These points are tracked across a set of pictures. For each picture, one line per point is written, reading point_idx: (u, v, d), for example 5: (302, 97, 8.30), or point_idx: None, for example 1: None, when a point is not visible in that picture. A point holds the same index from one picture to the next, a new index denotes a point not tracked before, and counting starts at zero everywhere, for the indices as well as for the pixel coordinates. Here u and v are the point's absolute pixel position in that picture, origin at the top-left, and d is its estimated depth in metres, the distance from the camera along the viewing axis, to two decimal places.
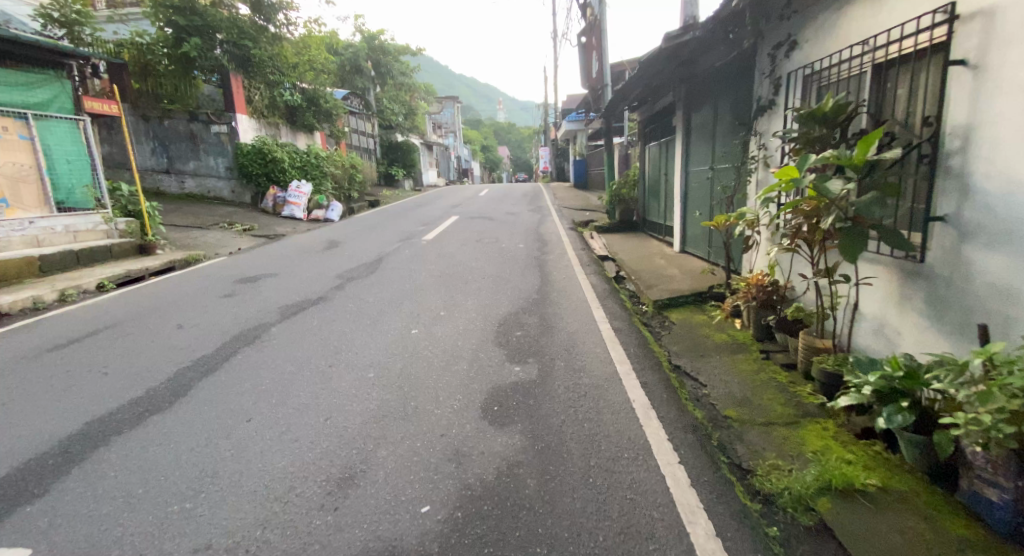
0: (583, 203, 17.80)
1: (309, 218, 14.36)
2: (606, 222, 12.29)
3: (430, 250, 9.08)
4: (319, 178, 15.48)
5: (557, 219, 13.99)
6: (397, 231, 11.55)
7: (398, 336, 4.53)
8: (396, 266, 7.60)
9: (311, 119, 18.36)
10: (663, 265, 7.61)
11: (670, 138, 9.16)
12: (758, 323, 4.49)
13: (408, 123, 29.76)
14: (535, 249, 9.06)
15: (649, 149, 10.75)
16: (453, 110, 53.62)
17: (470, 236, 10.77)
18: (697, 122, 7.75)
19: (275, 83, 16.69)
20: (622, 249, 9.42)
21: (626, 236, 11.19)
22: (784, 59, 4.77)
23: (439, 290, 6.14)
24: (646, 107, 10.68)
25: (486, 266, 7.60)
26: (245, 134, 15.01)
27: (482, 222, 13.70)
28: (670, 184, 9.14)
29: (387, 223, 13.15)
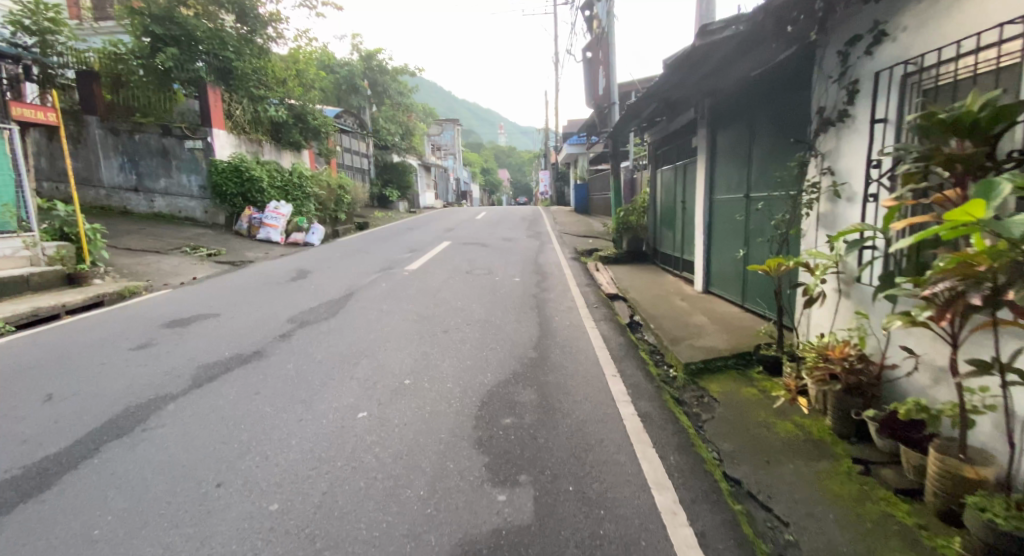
0: (586, 229, 16.62)
1: (287, 241, 13.15)
2: (612, 252, 11.06)
3: (412, 283, 7.83)
4: (300, 199, 14.24)
5: (558, 247, 12.76)
6: (379, 260, 10.29)
7: (340, 420, 3.28)
8: (366, 305, 6.35)
9: (297, 136, 17.13)
10: (685, 309, 6.35)
11: (689, 161, 8.00)
12: (843, 414, 3.23)
13: (405, 143, 28.83)
14: (533, 285, 7.80)
15: (662, 173, 9.60)
16: (453, 132, 53.12)
17: (461, 266, 9.54)
18: (725, 142, 6.59)
19: (258, 97, 15.41)
20: (633, 286, 8.17)
21: (635, 269, 9.95)
22: (864, 56, 3.61)
23: (411, 341, 4.90)
24: (658, 126, 9.55)
25: (474, 306, 6.36)
26: (221, 150, 13.68)
27: (476, 249, 12.46)
28: (690, 213, 7.96)
29: (371, 249, 11.91)
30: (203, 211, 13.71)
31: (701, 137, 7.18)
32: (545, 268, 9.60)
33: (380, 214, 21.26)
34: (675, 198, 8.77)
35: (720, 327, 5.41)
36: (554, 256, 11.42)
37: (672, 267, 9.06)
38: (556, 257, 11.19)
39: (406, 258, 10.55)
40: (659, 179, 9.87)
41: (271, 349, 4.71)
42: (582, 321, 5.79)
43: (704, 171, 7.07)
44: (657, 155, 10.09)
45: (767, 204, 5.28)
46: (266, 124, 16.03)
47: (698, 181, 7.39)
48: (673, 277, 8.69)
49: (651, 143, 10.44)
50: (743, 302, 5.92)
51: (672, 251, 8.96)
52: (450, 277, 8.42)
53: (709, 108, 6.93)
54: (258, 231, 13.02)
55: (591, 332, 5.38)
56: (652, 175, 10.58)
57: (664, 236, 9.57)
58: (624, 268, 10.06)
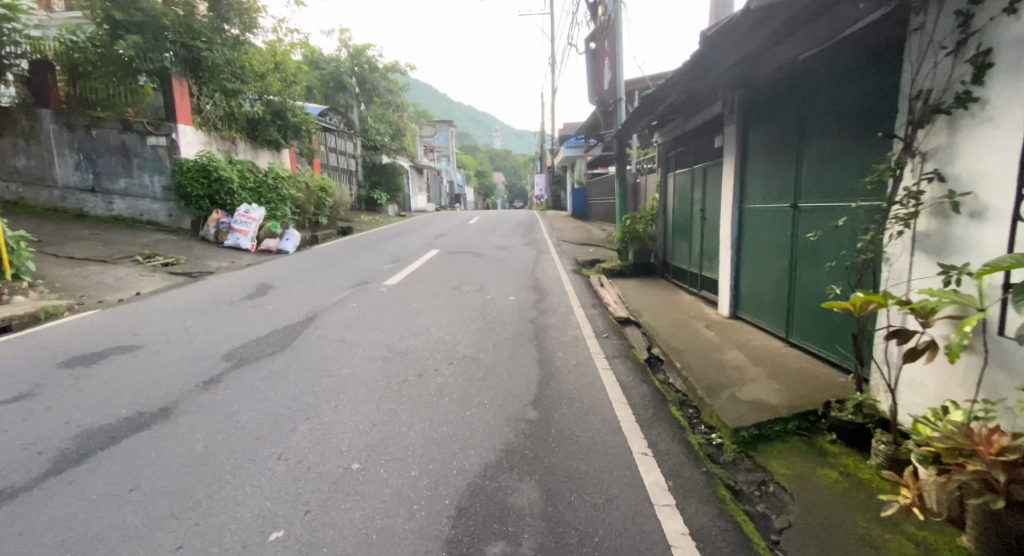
0: (585, 236, 15.52)
1: (258, 248, 11.97)
2: (617, 264, 9.99)
3: (388, 302, 6.69)
4: (275, 203, 12.99)
5: (556, 258, 11.66)
6: (356, 272, 9.13)
7: (240, 549, 2.14)
8: (327, 334, 5.21)
9: (275, 135, 15.81)
10: (714, 341, 5.27)
11: (711, 163, 6.93)
12: (1003, 538, 2.13)
13: (396, 144, 27.61)
14: (529, 305, 6.68)
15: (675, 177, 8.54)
16: (447, 134, 51.94)
17: (448, 279, 8.41)
18: (760, 140, 5.54)
19: (232, 92, 14.13)
20: (645, 307, 7.08)
21: (645, 285, 8.86)
22: (1003, 15, 2.51)
23: (372, 392, 3.77)
24: (671, 124, 8.51)
25: (459, 336, 5.23)
26: (187, 148, 12.43)
27: (466, 259, 11.32)
28: (712, 223, 6.91)
29: (348, 258, 10.75)
30: (167, 214, 12.50)
31: (729, 134, 6.13)
32: (542, 282, 8.50)
33: (366, 219, 20.05)
34: (691, 205, 7.71)
35: (763, 371, 4.32)
36: (552, 267, 10.32)
37: (687, 284, 7.99)
38: (555, 269, 10.09)
39: (388, 270, 9.40)
40: (671, 183, 8.80)
41: (186, 404, 3.57)
42: (593, 358, 4.67)
43: (732, 175, 6.02)
44: (670, 157, 9.03)
45: (828, 216, 4.21)
46: (243, 121, 14.78)
47: (723, 186, 6.33)
48: (689, 295, 7.62)
49: (662, 143, 9.39)
50: (789, 336, 4.85)
51: (688, 266, 7.89)
52: (434, 294, 7.29)
53: (739, 101, 5.87)
54: (227, 236, 11.83)
55: (604, 375, 4.26)
56: (661, 178, 9.51)
57: (677, 247, 8.50)
58: (632, 283, 8.97)
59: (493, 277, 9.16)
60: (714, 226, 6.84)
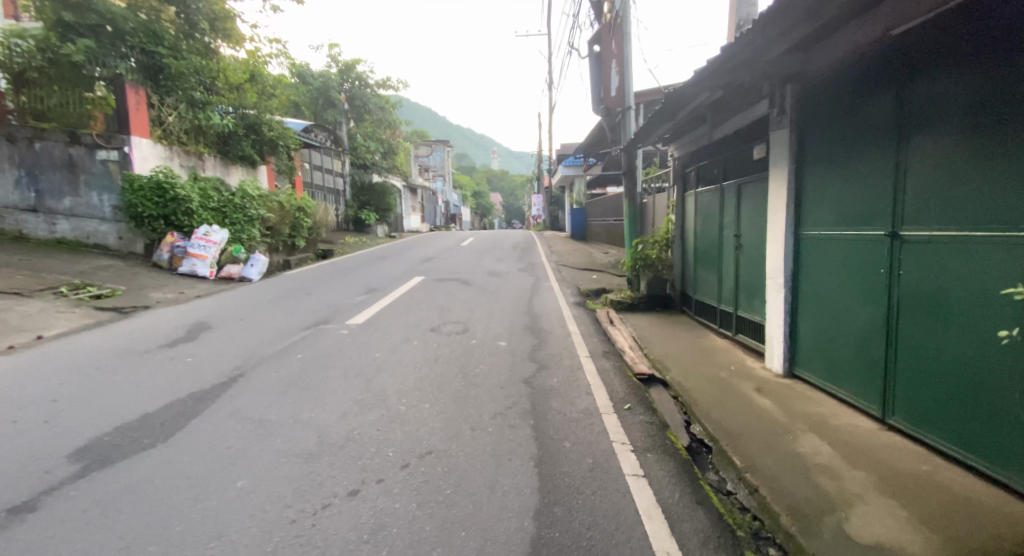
0: (587, 261, 14.17)
1: (217, 276, 10.60)
2: (626, 295, 8.61)
3: (343, 352, 5.26)
4: (240, 225, 11.56)
5: (555, 285, 10.28)
6: (318, 305, 7.75)
7: None
8: (243, 410, 3.78)
9: (248, 150, 14.40)
10: (776, 416, 3.90)
11: (749, 178, 5.59)
12: None
13: (387, 162, 26.42)
14: (523, 353, 5.26)
15: (698, 194, 7.20)
16: (443, 153, 50.98)
17: (426, 314, 7.01)
18: (824, 147, 4.25)
19: (199, 102, 12.98)
20: (669, 356, 5.69)
21: (662, 322, 7.49)
22: None
23: (268, 534, 2.34)
24: (692, 132, 7.20)
25: (426, 410, 3.79)
26: (141, 163, 11.12)
27: (451, 287, 9.95)
28: (751, 252, 5.58)
29: (316, 288, 9.36)
30: (117, 236, 11.07)
31: (775, 141, 4.84)
32: (539, 317, 7.10)
33: (351, 240, 18.65)
34: (721, 229, 6.36)
35: (871, 479, 2.93)
36: (550, 297, 8.91)
37: (716, 324, 6.62)
38: (554, 300, 8.69)
39: (358, 303, 8.00)
40: (693, 201, 7.47)
41: None
42: (615, 451, 3.24)
43: (784, 192, 4.68)
44: (691, 172, 7.71)
45: (963, 252, 2.88)
46: (213, 135, 13.52)
47: (770, 207, 4.99)
48: (720, 339, 6.24)
49: (679, 156, 8.08)
50: (888, 416, 3.48)
51: (715, 302, 6.54)
52: (405, 337, 5.86)
53: (791, 97, 4.55)
54: (180, 263, 10.45)
55: (635, 487, 2.83)
56: (679, 197, 8.18)
57: (700, 277, 7.16)
58: (646, 320, 7.60)
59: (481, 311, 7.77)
60: (754, 255, 5.50)
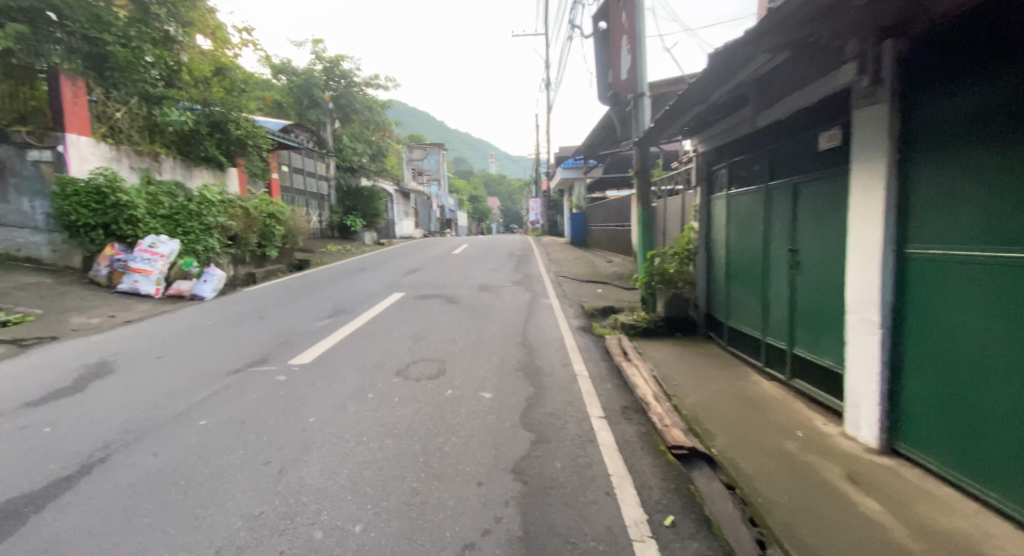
0: (590, 272, 12.78)
1: (165, 293, 9.21)
2: (638, 316, 7.23)
3: (269, 411, 3.87)
4: (195, 236, 10.08)
5: (554, 302, 8.87)
6: (266, 335, 6.33)
7: None
8: (64, 541, 2.39)
9: (213, 151, 12.83)
10: (902, 538, 2.52)
11: (812, 175, 4.18)
12: None
13: (376, 166, 25.00)
14: (513, 413, 3.87)
15: (732, 197, 5.81)
16: (438, 157, 49.60)
17: (395, 348, 5.60)
18: (950, 126, 2.87)
19: (155, 97, 11.61)
20: (707, 410, 4.28)
21: (686, 353, 6.08)
22: None
23: None
24: (723, 121, 5.81)
25: (355, 539, 2.40)
26: (80, 164, 9.73)
27: (434, 305, 8.54)
28: (813, 273, 4.20)
29: (272, 308, 7.98)
30: (51, 248, 9.68)
31: (861, 122, 3.44)
32: (535, 350, 5.69)
33: (333, 248, 17.19)
34: (766, 241, 4.96)
35: None
36: (548, 319, 7.51)
37: (759, 360, 5.22)
38: (554, 323, 7.27)
39: (315, 330, 6.58)
40: (724, 204, 6.06)
41: None
42: None
43: (881, 191, 3.26)
44: (720, 170, 6.31)
45: None
46: (172, 134, 12.12)
47: (851, 214, 3.59)
48: (769, 382, 4.84)
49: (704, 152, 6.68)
50: None
51: (760, 334, 5.13)
52: (360, 385, 4.46)
53: (890, 58, 3.15)
54: (121, 278, 9.06)
55: None
56: (704, 200, 6.78)
57: (735, 299, 5.77)
58: (666, 350, 6.20)
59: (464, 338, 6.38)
60: (821, 278, 4.10)
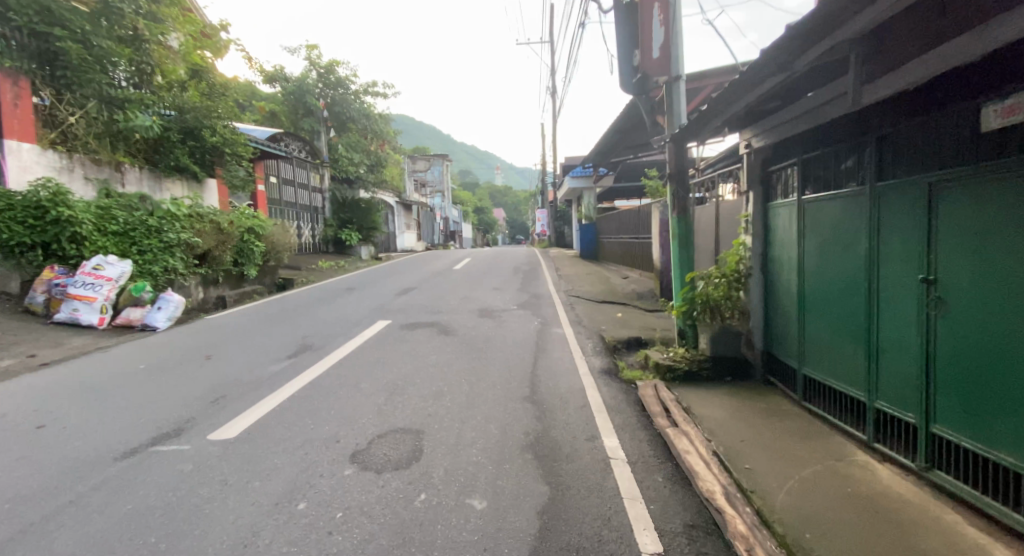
0: (606, 291, 11.35)
1: (112, 323, 7.90)
2: (676, 354, 5.76)
3: (136, 546, 2.46)
4: (154, 255, 8.76)
5: (569, 330, 7.39)
6: (201, 387, 4.90)
7: None
8: None
9: (186, 161, 11.46)
10: None
11: (971, 168, 2.73)
12: None
13: (375, 178, 22.47)
14: (519, 547, 2.44)
15: (808, 205, 4.36)
16: (442, 168, 48.35)
17: (361, 410, 4.16)
18: None
19: (118, 100, 10.33)
20: (813, 526, 2.81)
21: (749, 411, 4.58)
22: None
23: None
24: (795, 105, 4.38)
25: None
26: (19, 174, 8.44)
27: (425, 334, 7.08)
28: (973, 317, 2.74)
29: (227, 344, 6.58)
30: None
31: None
32: (550, 410, 4.23)
33: (325, 264, 15.82)
34: (873, 266, 3.51)
35: None
36: (564, 356, 6.04)
37: (861, 433, 3.73)
38: (571, 362, 5.80)
39: (266, 379, 5.14)
40: (795, 214, 4.61)
41: None
42: None
43: None
44: (787, 171, 4.87)
45: None
46: (139, 141, 10.87)
47: None
48: (890, 473, 3.33)
49: (759, 150, 5.26)
50: None
51: (864, 396, 3.65)
52: (293, 484, 3.03)
53: None
54: (60, 305, 7.72)
55: None
56: (758, 209, 5.33)
57: (814, 341, 4.30)
58: (721, 406, 4.70)
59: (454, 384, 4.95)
60: (992, 327, 2.63)
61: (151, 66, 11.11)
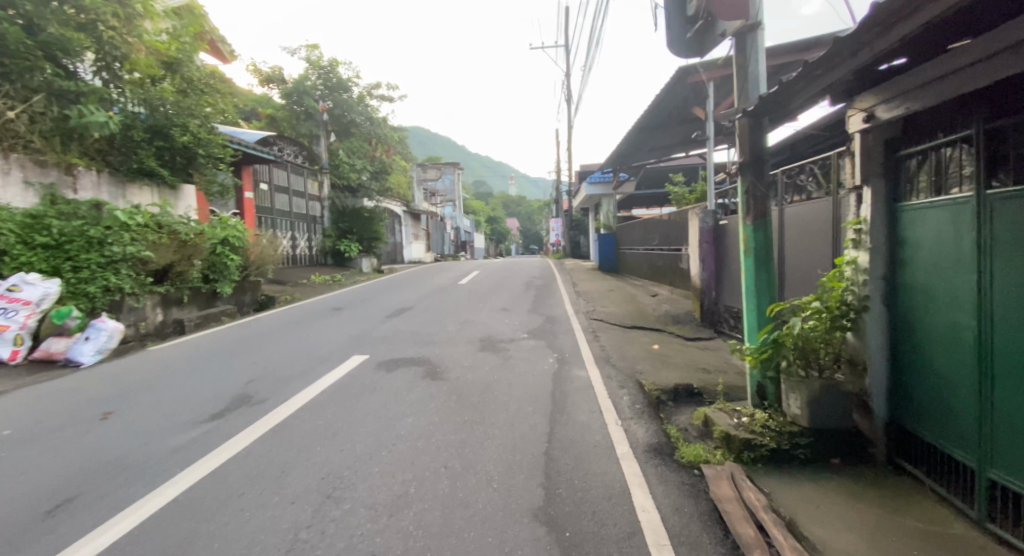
0: (634, 314, 9.58)
1: (30, 356, 6.41)
2: (754, 420, 4.02)
3: None
4: (91, 273, 7.28)
5: (595, 372, 5.62)
6: (50, 481, 3.27)
7: None
8: None
9: (150, 162, 9.99)
10: None
11: None
12: None
13: (380, 186, 20.17)
14: None
15: (1002, 200, 2.65)
16: (454, 176, 46.83)
17: (260, 547, 2.48)
18: None
19: (71, 93, 8.90)
20: None
21: (895, 531, 2.84)
22: None
23: None
24: (978, 38, 2.69)
25: None
26: None
27: (406, 376, 5.38)
28: None
29: (143, 395, 5.00)
30: None
31: None
32: (577, 547, 2.50)
33: (318, 278, 14.25)
34: None
35: None
36: (591, 418, 4.28)
37: None
38: (603, 429, 4.05)
39: (154, 465, 3.49)
40: (965, 216, 2.91)
41: None
42: None
43: None
44: (943, 151, 3.16)
45: None
46: (97, 141, 9.35)
47: None
48: None
49: (881, 124, 3.59)
50: None
51: None
52: None
53: None
54: None
55: None
56: (883, 213, 3.61)
57: (1013, 423, 2.57)
58: (841, 517, 2.97)
59: (430, 472, 3.27)
60: None
61: (122, 59, 9.66)
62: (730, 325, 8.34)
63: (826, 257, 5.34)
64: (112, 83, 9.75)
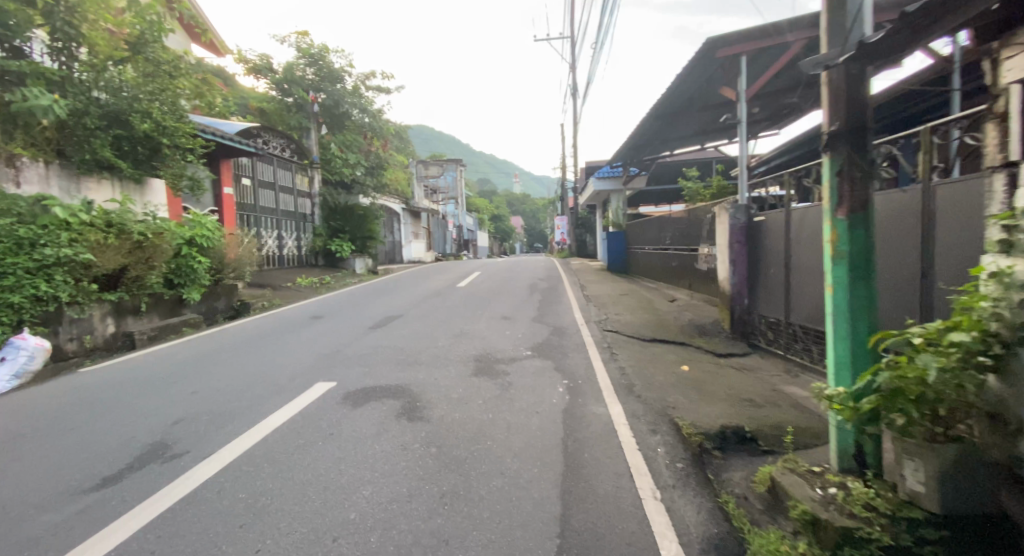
0: (655, 325, 8.39)
1: None
2: (854, 497, 2.86)
3: None
4: (16, 280, 5.99)
5: (617, 407, 4.45)
6: None
7: None
8: None
9: (108, 153, 8.44)
10: None
11: None
12: None
13: (375, 183, 19.08)
14: None
15: None
16: (455, 173, 45.58)
17: None
18: None
19: (12, 73, 7.63)
20: None
21: None
22: None
23: None
24: None
25: None
26: None
27: (377, 414, 4.23)
28: None
29: (33, 440, 3.84)
30: None
31: None
32: None
33: (304, 281, 13.09)
34: None
35: None
36: (620, 487, 3.10)
37: None
38: (640, 508, 2.88)
39: None
40: None
41: None
42: None
43: None
44: None
45: None
46: (48, 128, 8.00)
47: None
48: None
49: None
50: None
51: None
52: None
53: None
54: None
55: None
56: None
57: None
58: None
59: None
60: None
61: (78, 39, 8.16)
62: (768, 337, 7.25)
63: (913, 260, 4.23)
64: (69, 65, 8.31)
